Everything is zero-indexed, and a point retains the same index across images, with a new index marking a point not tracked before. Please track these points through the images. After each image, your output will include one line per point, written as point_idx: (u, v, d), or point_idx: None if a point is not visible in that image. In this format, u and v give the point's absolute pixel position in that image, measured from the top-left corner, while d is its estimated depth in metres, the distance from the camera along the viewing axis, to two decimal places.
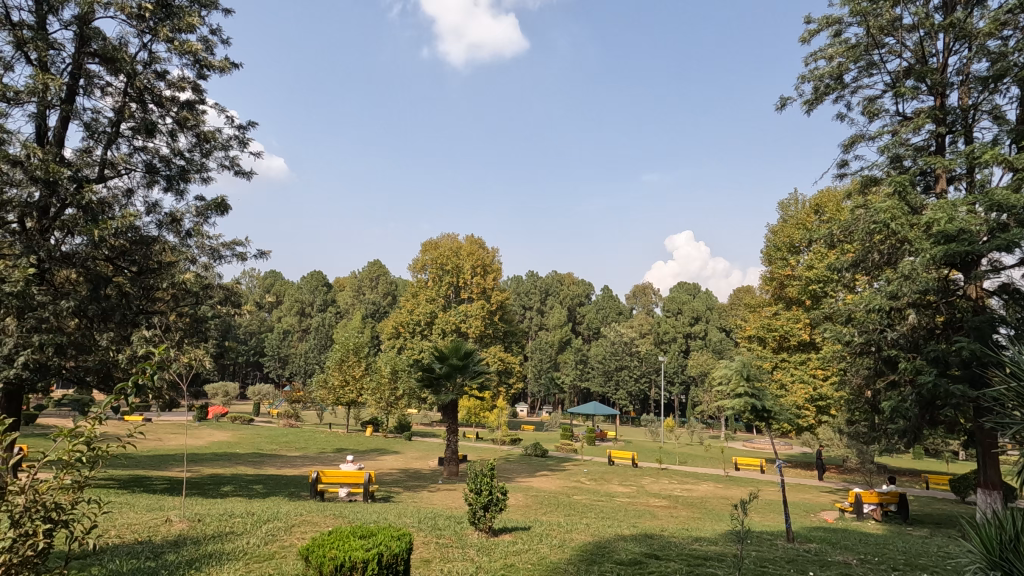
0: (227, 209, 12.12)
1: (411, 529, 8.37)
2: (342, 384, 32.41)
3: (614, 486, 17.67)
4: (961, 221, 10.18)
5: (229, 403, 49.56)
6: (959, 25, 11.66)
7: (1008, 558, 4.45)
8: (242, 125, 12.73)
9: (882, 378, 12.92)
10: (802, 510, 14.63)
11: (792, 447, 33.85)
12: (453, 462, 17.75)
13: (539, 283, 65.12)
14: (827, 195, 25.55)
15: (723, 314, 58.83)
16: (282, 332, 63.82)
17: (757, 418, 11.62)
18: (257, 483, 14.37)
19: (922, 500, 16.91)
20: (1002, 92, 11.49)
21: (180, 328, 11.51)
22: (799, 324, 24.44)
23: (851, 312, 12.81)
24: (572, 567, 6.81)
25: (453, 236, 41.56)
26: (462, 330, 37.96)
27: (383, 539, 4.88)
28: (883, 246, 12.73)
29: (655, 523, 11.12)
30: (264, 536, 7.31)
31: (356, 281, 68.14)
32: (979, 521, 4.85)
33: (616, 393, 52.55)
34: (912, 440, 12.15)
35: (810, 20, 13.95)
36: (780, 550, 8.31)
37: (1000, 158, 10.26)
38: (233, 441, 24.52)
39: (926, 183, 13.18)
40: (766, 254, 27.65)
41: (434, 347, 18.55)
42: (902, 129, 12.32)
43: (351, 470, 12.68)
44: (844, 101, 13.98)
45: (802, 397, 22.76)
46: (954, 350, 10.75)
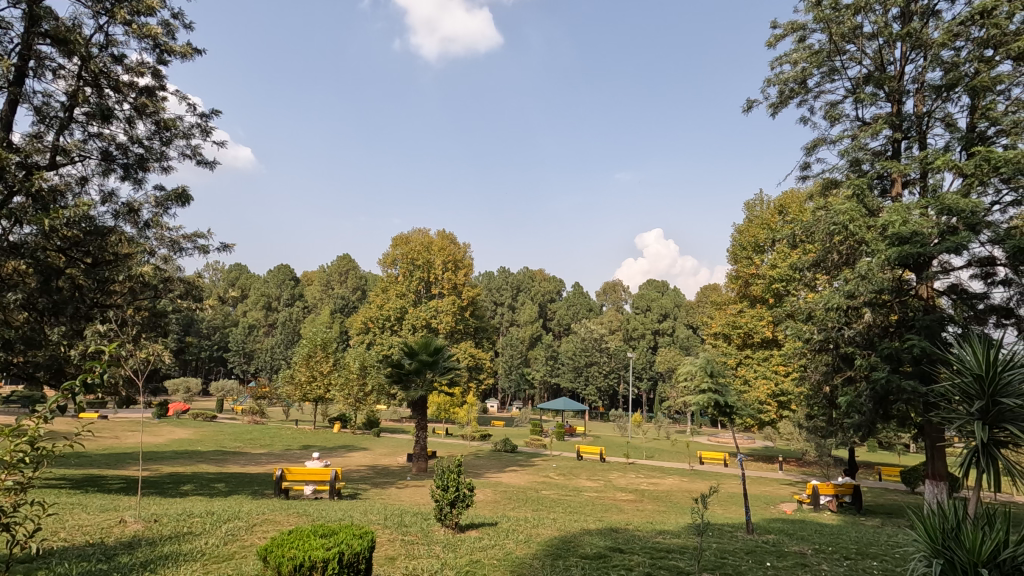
0: (187, 199, 11.72)
1: (377, 526, 8.30)
2: (310, 380, 31.77)
3: (582, 481, 17.91)
4: (913, 224, 10.62)
5: (191, 400, 48.11)
6: (916, 34, 12.14)
7: (950, 545, 4.66)
8: (205, 113, 12.28)
9: (840, 374, 13.37)
10: (763, 503, 15.05)
11: (754, 441, 34.86)
12: (422, 459, 17.65)
13: (511, 279, 65.10)
14: (790, 197, 26.31)
15: (691, 311, 60.26)
16: (247, 327, 62.53)
17: (720, 414, 11.94)
18: (218, 481, 14.02)
19: (875, 491, 17.63)
20: (954, 100, 11.97)
21: (137, 323, 11.10)
22: (763, 321, 24.97)
23: (812, 311, 13.20)
24: (538, 562, 6.85)
25: (424, 230, 41.19)
26: (432, 325, 37.88)
27: (344, 538, 4.81)
28: (842, 246, 13.18)
29: (621, 518, 11.28)
30: (223, 536, 7.13)
31: (325, 275, 67.17)
32: (924, 510, 5.10)
33: (586, 388, 53.08)
34: (866, 434, 12.62)
35: (776, 25, 14.28)
36: (739, 541, 8.54)
37: (952, 164, 10.73)
38: (195, 439, 23.82)
39: (883, 186, 13.67)
40: (731, 254, 28.35)
41: (403, 343, 18.36)
42: (861, 135, 12.78)
43: (317, 467, 12.48)
44: (807, 105, 14.40)
45: (764, 393, 23.40)
46: (906, 348, 11.22)
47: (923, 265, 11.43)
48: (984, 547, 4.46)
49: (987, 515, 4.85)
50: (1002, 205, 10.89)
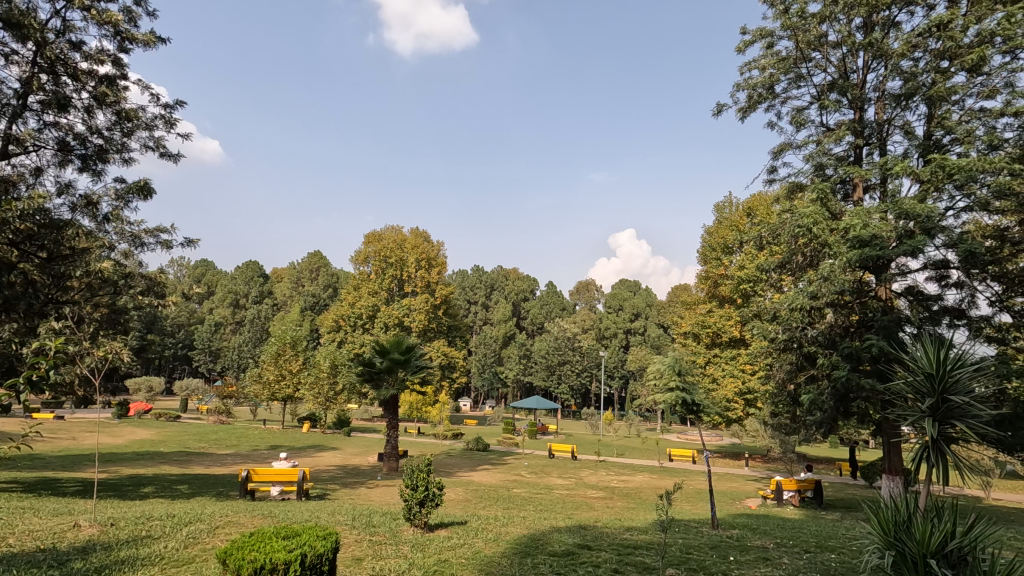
0: (149, 192, 11.34)
1: (344, 526, 8.21)
2: (278, 379, 31.06)
3: (553, 479, 18.07)
4: (874, 228, 10.94)
5: (153, 400, 46.71)
6: (877, 44, 12.55)
7: (901, 537, 4.84)
8: (169, 104, 11.90)
9: (803, 372, 13.76)
10: (728, 498, 15.42)
11: (721, 439, 35.66)
12: (393, 458, 17.54)
13: (485, 278, 64.98)
14: (758, 200, 26.94)
15: (661, 311, 61.26)
16: (214, 324, 61.07)
17: (687, 411, 12.14)
18: (181, 483, 13.66)
19: (836, 486, 18.25)
20: (912, 109, 12.42)
21: (96, 320, 10.70)
22: (730, 321, 25.56)
23: (777, 311, 13.53)
24: (507, 560, 6.89)
25: (397, 228, 40.75)
26: (405, 323, 37.61)
27: (307, 539, 4.74)
28: (806, 249, 13.57)
29: (590, 515, 11.42)
30: (183, 540, 6.94)
31: (296, 273, 65.98)
32: (879, 505, 5.27)
33: (558, 386, 53.45)
34: (828, 431, 13.03)
35: (745, 31, 14.59)
36: (704, 536, 8.72)
37: (909, 170, 11.15)
38: (157, 439, 23.13)
39: (845, 191, 14.10)
40: (701, 254, 28.92)
41: (374, 342, 18.13)
42: (825, 140, 13.15)
43: (284, 467, 12.30)
44: (774, 110, 14.73)
45: (731, 391, 23.97)
46: (865, 347, 11.63)
47: (881, 268, 11.86)
48: (933, 539, 4.64)
49: (936, 508, 5.06)
50: (956, 210, 11.36)
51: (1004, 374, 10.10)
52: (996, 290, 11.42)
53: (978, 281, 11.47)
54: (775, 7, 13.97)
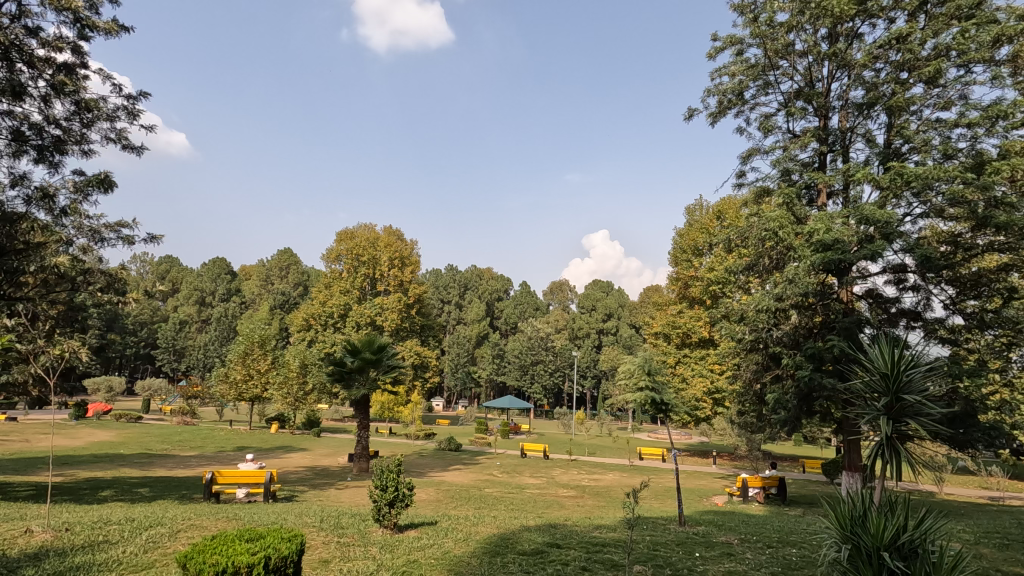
0: (111, 185, 10.98)
1: (311, 529, 8.08)
2: (246, 379, 30.34)
3: (525, 478, 18.13)
4: (836, 232, 11.30)
5: (113, 400, 45.20)
6: (841, 54, 12.95)
7: (857, 531, 5.01)
8: (132, 94, 11.52)
9: (768, 372, 14.11)
10: (696, 496, 15.71)
11: (690, 437, 36.32)
12: (363, 459, 17.34)
13: (458, 277, 64.73)
14: (727, 203, 27.53)
15: (633, 312, 62.03)
16: (178, 323, 59.41)
17: (657, 410, 12.31)
18: (143, 486, 13.26)
19: (799, 482, 18.76)
20: (873, 118, 12.86)
21: (51, 318, 10.30)
22: (700, 322, 26.06)
23: (744, 312, 13.85)
24: (476, 560, 6.87)
25: (371, 226, 40.30)
26: (377, 322, 37.19)
27: (272, 542, 4.66)
28: (772, 252, 13.95)
29: (561, 513, 11.52)
30: (143, 544, 6.74)
31: (265, 270, 64.63)
32: (838, 500, 5.45)
33: (531, 386, 53.62)
34: (792, 429, 13.38)
35: (716, 38, 14.89)
36: (671, 533, 8.87)
37: (870, 177, 11.55)
38: (117, 441, 22.40)
39: (810, 196, 14.51)
40: (672, 256, 29.40)
41: (346, 341, 17.86)
42: (792, 146, 13.50)
43: (251, 469, 12.10)
44: (743, 116, 15.07)
45: (700, 390, 24.41)
46: (828, 348, 12.01)
47: (843, 271, 12.27)
48: (886, 532, 4.84)
49: (889, 502, 5.26)
50: (913, 217, 11.81)
51: (955, 374, 10.56)
52: (950, 294, 11.92)
53: (933, 285, 11.93)
54: (744, 15, 14.29)
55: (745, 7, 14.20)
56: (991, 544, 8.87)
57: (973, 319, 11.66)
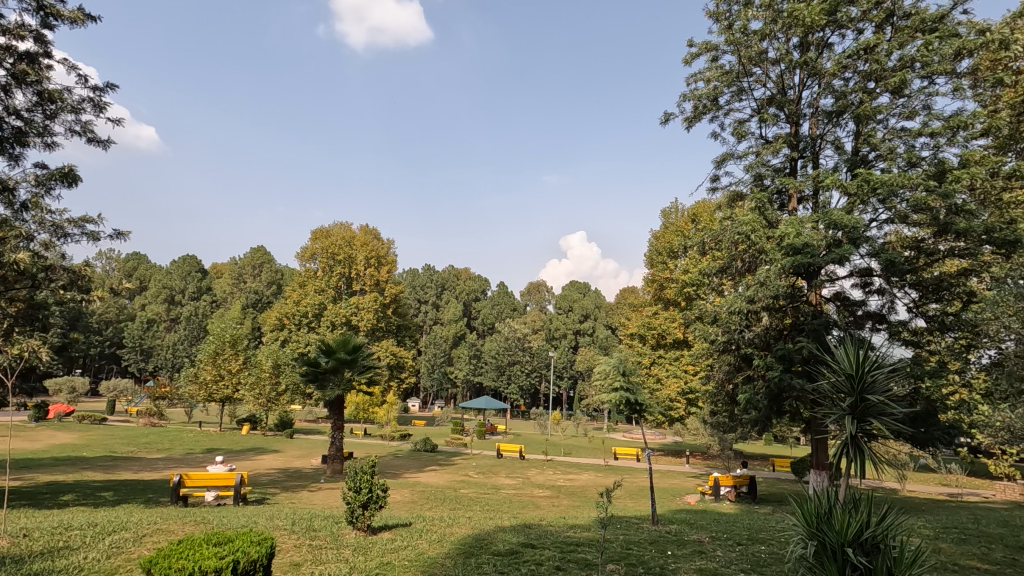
0: (75, 179, 10.64)
1: (282, 532, 7.95)
2: (216, 379, 29.67)
3: (501, 479, 18.14)
4: (806, 236, 11.60)
5: (76, 401, 43.74)
6: (812, 63, 13.29)
7: (822, 528, 5.15)
8: (99, 86, 11.19)
9: (740, 373, 14.39)
10: (669, 495, 15.93)
11: (664, 437, 36.80)
12: (337, 461, 17.12)
13: (436, 277, 64.47)
14: (702, 207, 27.98)
15: (610, 313, 62.57)
16: (146, 322, 57.81)
17: (631, 411, 12.45)
18: (107, 490, 12.87)
19: (769, 481, 19.19)
20: (842, 126, 13.23)
21: (10, 316, 9.92)
22: (674, 323, 26.42)
23: (717, 314, 14.10)
24: (450, 561, 6.86)
25: (347, 224, 39.85)
26: (353, 322, 36.77)
27: (241, 545, 4.59)
28: (745, 255, 14.24)
29: (536, 514, 11.56)
30: (106, 549, 6.55)
31: (237, 268, 63.29)
32: (805, 498, 5.59)
33: (508, 387, 53.65)
34: (762, 428, 13.69)
35: (692, 44, 15.13)
36: (644, 532, 8.98)
37: (839, 183, 11.88)
38: (80, 444, 21.69)
39: (781, 201, 14.84)
40: (648, 258, 29.77)
41: (320, 341, 17.60)
42: (764, 152, 13.81)
43: (220, 471, 11.85)
44: (718, 121, 15.33)
45: (674, 391, 24.75)
46: (797, 349, 12.31)
47: (812, 274, 12.59)
48: (850, 529, 4.97)
49: (853, 500, 5.41)
50: (879, 222, 12.18)
51: (918, 374, 10.92)
52: (913, 297, 12.34)
53: (897, 289, 12.33)
54: (719, 22, 14.55)
55: (720, 14, 14.46)
56: (949, 539, 9.21)
57: (935, 321, 12.08)
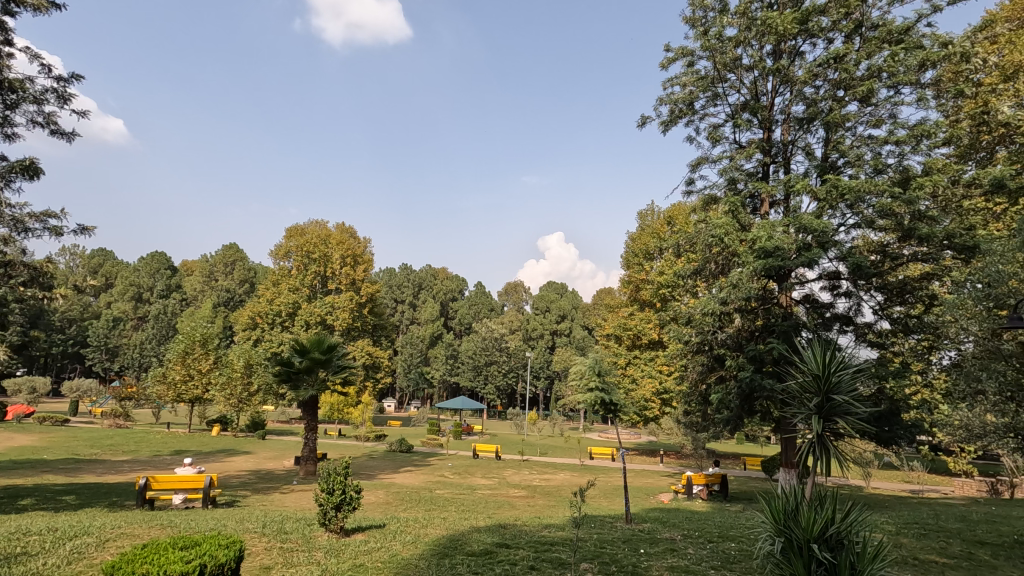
0: (37, 172, 10.27)
1: (253, 534, 7.80)
2: (185, 379, 28.91)
3: (477, 479, 18.11)
4: (777, 239, 11.85)
5: (36, 402, 42.18)
6: (784, 70, 13.60)
7: (789, 525, 5.28)
8: (63, 77, 10.83)
9: (713, 373, 14.64)
10: (643, 494, 16.13)
11: (639, 437, 37.23)
12: (310, 462, 16.88)
13: (412, 276, 64.06)
14: (677, 210, 28.39)
15: (586, 314, 63.01)
16: (111, 320, 56.10)
17: (606, 411, 12.56)
18: (68, 493, 12.46)
19: (740, 479, 19.57)
20: (812, 132, 13.56)
21: None
22: (650, 324, 26.74)
23: (691, 316, 14.31)
24: (423, 562, 6.83)
25: (322, 222, 39.34)
26: (328, 322, 36.29)
27: (208, 549, 4.50)
28: (718, 257, 14.49)
29: (511, 513, 11.59)
30: (67, 555, 6.34)
31: (208, 266, 61.84)
32: (773, 495, 5.72)
33: (485, 387, 53.60)
34: (734, 428, 13.96)
35: (668, 49, 15.34)
36: (618, 531, 9.07)
37: (809, 188, 12.17)
38: (40, 446, 20.93)
39: (754, 205, 15.13)
40: (625, 259, 30.07)
41: (293, 340, 17.28)
42: (737, 156, 14.08)
43: (189, 473, 11.57)
44: (693, 125, 15.57)
45: (649, 391, 25.03)
46: (767, 350, 12.58)
47: (783, 277, 12.87)
48: (815, 525, 5.10)
49: (820, 498, 5.54)
50: (847, 227, 12.50)
51: (882, 375, 11.25)
52: (879, 300, 12.70)
53: (864, 292, 12.68)
54: (695, 27, 14.79)
55: (696, 20, 14.71)
56: (909, 534, 9.53)
57: (899, 324, 12.47)
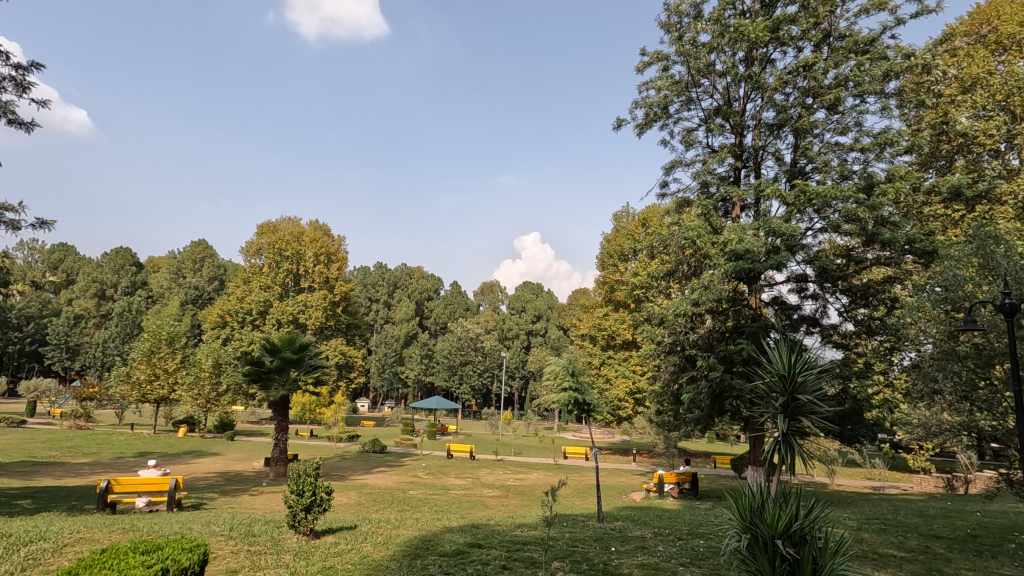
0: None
1: (219, 538, 7.64)
2: (150, 379, 28.09)
3: (451, 479, 18.05)
4: (747, 243, 12.10)
5: None
6: (755, 77, 13.89)
7: (755, 522, 5.40)
8: (22, 65, 10.41)
9: (685, 373, 14.88)
10: (615, 493, 16.30)
11: (612, 436, 37.62)
12: (280, 463, 16.59)
13: (387, 275, 63.46)
14: (651, 211, 28.76)
15: (562, 314, 63.39)
16: (72, 317, 54.20)
17: (579, 410, 12.65)
18: (24, 497, 12.01)
19: (710, 477, 19.96)
20: (782, 138, 13.89)
21: None
22: (623, 324, 27.03)
23: (663, 316, 14.51)
24: (394, 563, 6.76)
25: (295, 219, 38.70)
26: (300, 320, 35.70)
27: (170, 553, 4.39)
28: (691, 259, 14.74)
29: (484, 513, 11.59)
30: (20, 562, 6.11)
31: (176, 262, 60.20)
32: (740, 493, 5.84)
33: (460, 386, 53.47)
34: (704, 427, 14.23)
35: (644, 53, 15.52)
36: (590, 529, 9.16)
37: (778, 193, 12.46)
38: None
39: (726, 208, 15.43)
40: (600, 260, 30.36)
41: (264, 339, 16.93)
42: (710, 160, 14.34)
43: (152, 476, 11.27)
44: (667, 129, 15.79)
45: (622, 391, 25.31)
46: (737, 351, 12.84)
47: (753, 279, 13.15)
48: (779, 522, 5.23)
49: (784, 495, 5.69)
50: (814, 231, 12.84)
51: (846, 375, 11.59)
52: (844, 302, 13.10)
53: (830, 294, 13.05)
54: (670, 33, 15.00)
55: (671, 25, 14.92)
56: (870, 529, 9.85)
57: (862, 325, 12.89)
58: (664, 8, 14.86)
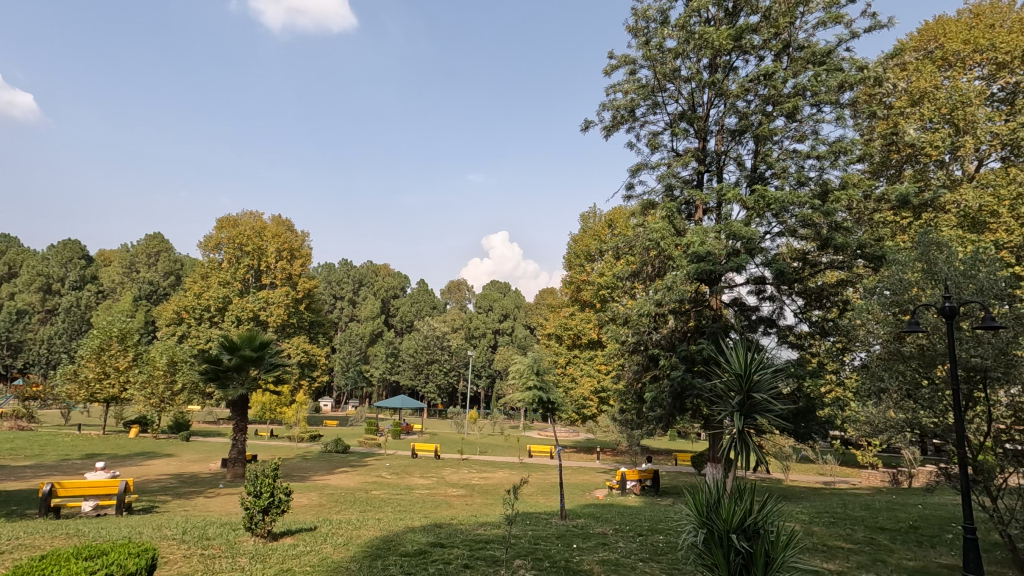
0: None
1: (171, 542, 7.38)
2: (99, 377, 26.87)
3: (415, 479, 17.88)
4: (708, 245, 12.38)
5: None
6: (718, 84, 14.24)
7: (711, 516, 5.53)
8: None
9: (648, 372, 15.13)
10: (578, 490, 16.46)
11: (577, 435, 37.98)
12: (238, 464, 16.13)
13: (353, 273, 62.41)
14: (618, 213, 29.11)
15: (529, 313, 63.57)
16: (14, 313, 51.38)
17: (543, 409, 12.72)
18: None
19: (671, 474, 20.39)
20: (743, 144, 14.28)
21: None
22: (589, 324, 27.32)
23: (628, 316, 14.73)
24: (354, 565, 6.66)
25: (256, 214, 37.65)
26: (260, 317, 34.71)
27: (115, 557, 4.23)
28: (655, 260, 15.03)
29: (447, 513, 11.53)
30: None
31: (129, 256, 57.73)
32: (697, 489, 5.97)
33: (425, 385, 53.06)
34: (665, 425, 14.51)
35: (612, 56, 15.71)
36: (552, 527, 9.23)
37: (739, 197, 12.82)
38: None
39: (689, 211, 15.76)
40: (567, 260, 30.58)
41: (222, 336, 16.32)
42: (675, 164, 14.62)
43: (100, 478, 10.84)
44: (634, 131, 16.02)
45: (587, 389, 25.57)
46: (697, 350, 13.13)
47: (714, 281, 13.48)
48: (733, 516, 5.37)
49: (739, 489, 5.84)
50: (772, 235, 13.26)
51: (801, 374, 12.01)
52: (799, 304, 13.58)
53: (786, 296, 13.50)
54: (638, 37, 15.26)
55: (639, 30, 15.16)
56: (820, 522, 10.24)
57: (816, 326, 13.37)
58: (632, 12, 15.09)
